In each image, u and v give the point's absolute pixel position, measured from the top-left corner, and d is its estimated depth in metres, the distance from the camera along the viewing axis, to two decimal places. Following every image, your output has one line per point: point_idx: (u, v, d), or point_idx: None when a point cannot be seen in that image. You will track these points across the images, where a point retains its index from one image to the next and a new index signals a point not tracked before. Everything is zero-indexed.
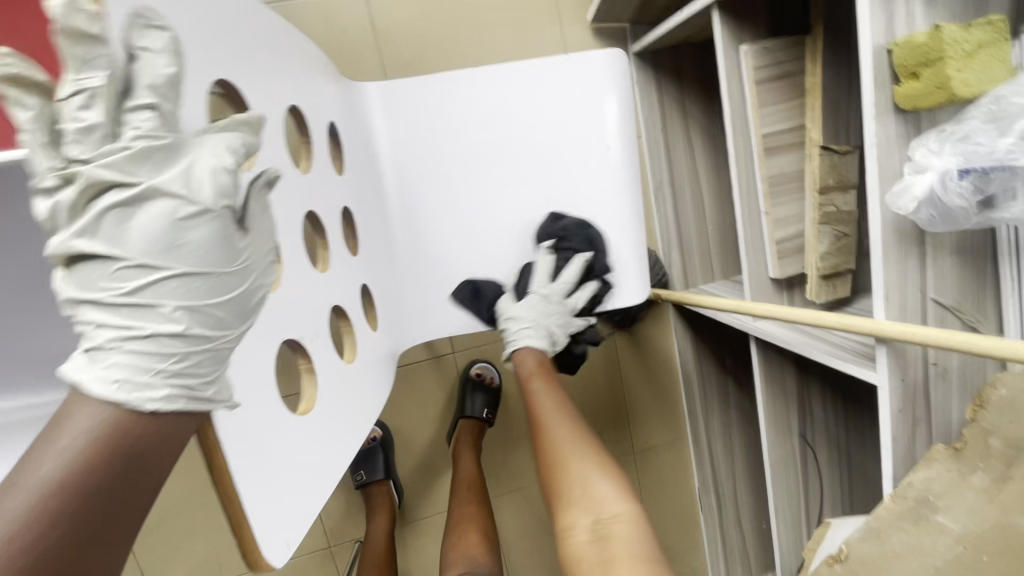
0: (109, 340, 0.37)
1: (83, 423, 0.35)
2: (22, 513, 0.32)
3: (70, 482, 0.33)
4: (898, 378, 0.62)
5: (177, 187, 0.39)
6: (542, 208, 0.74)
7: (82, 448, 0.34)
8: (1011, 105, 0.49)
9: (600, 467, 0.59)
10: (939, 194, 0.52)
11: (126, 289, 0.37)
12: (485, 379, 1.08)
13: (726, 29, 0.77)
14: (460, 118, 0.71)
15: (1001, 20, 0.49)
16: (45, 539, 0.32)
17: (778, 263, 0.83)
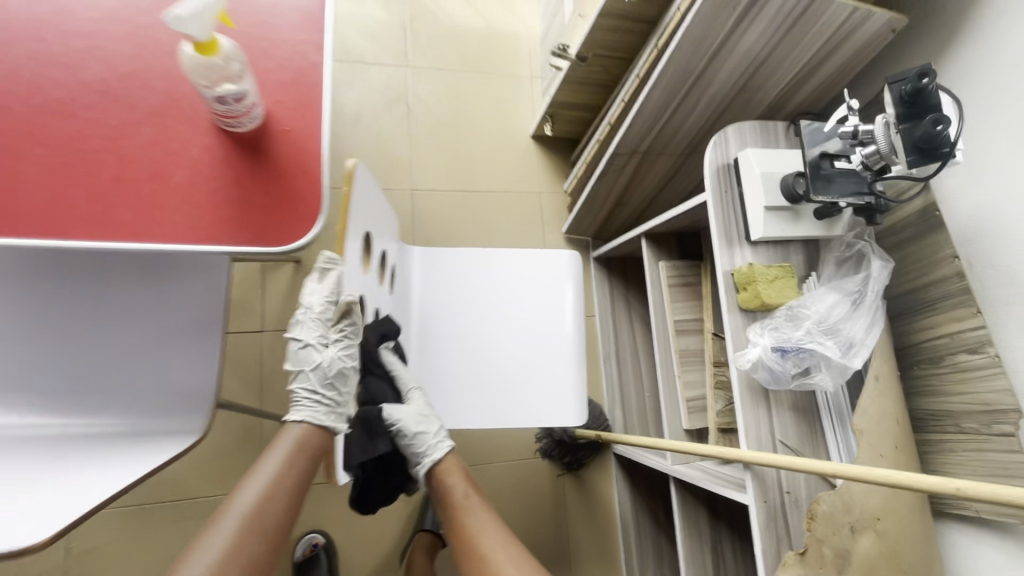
0: (296, 401, 0.72)
1: (286, 440, 0.68)
2: (269, 478, 0.64)
3: (289, 470, 0.66)
4: (762, 499, 0.83)
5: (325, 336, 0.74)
6: (518, 347, 0.98)
7: (287, 456, 0.67)
8: (798, 311, 0.83)
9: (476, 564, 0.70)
10: (766, 360, 0.81)
11: (303, 378, 0.73)
12: None
13: (649, 248, 1.17)
14: (469, 277, 1.00)
15: (788, 266, 0.87)
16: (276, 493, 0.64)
17: (689, 416, 1.09)
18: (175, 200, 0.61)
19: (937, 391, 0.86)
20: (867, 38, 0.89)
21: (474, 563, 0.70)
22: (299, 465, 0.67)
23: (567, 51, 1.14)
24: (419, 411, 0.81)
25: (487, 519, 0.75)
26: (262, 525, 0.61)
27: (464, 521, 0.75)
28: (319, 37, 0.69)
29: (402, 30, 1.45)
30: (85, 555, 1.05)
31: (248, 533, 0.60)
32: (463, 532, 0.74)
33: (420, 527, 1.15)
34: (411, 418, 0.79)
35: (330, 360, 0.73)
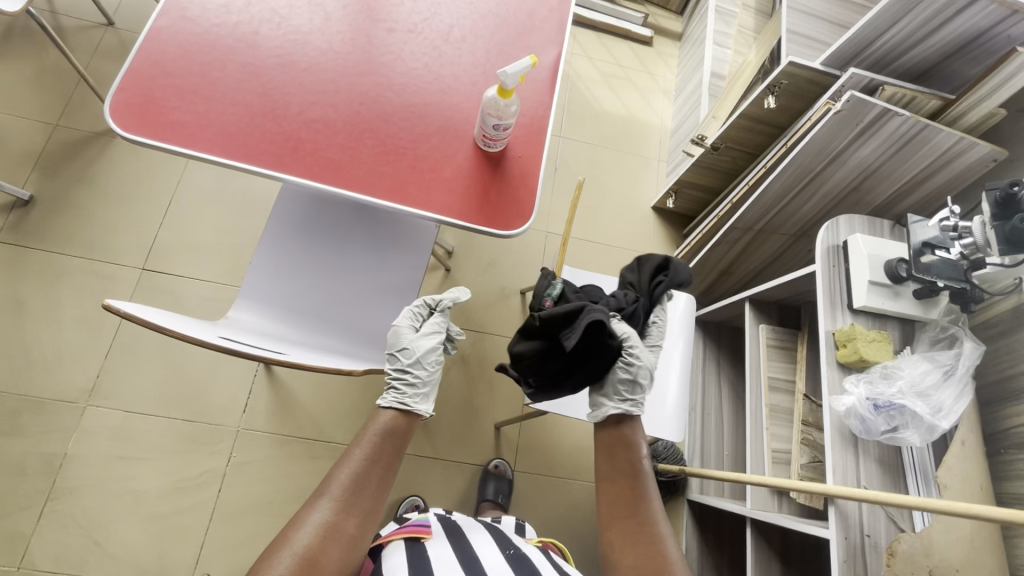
0: (392, 385, 0.93)
1: (378, 424, 0.87)
2: (365, 451, 0.83)
3: (377, 448, 0.85)
4: (843, 535, 0.92)
5: (422, 335, 0.98)
6: None
7: (377, 435, 0.86)
8: (892, 371, 0.95)
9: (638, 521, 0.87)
10: (857, 409, 0.94)
11: (400, 365, 0.94)
12: (500, 473, 1.35)
13: (752, 311, 1.33)
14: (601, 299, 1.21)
15: (886, 333, 1.00)
16: (372, 463, 0.82)
17: (773, 466, 1.18)
18: (444, 187, 0.88)
19: (1022, 475, 0.93)
20: (971, 164, 1.08)
21: (630, 511, 0.88)
22: (384, 444, 0.85)
23: (703, 141, 1.40)
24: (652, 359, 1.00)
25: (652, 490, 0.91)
26: (360, 491, 0.79)
27: (633, 475, 0.92)
28: (550, 99, 0.98)
29: (560, 110, 1.79)
30: (240, 468, 1.28)
31: (353, 497, 0.78)
32: (628, 488, 0.91)
33: (482, 497, 1.30)
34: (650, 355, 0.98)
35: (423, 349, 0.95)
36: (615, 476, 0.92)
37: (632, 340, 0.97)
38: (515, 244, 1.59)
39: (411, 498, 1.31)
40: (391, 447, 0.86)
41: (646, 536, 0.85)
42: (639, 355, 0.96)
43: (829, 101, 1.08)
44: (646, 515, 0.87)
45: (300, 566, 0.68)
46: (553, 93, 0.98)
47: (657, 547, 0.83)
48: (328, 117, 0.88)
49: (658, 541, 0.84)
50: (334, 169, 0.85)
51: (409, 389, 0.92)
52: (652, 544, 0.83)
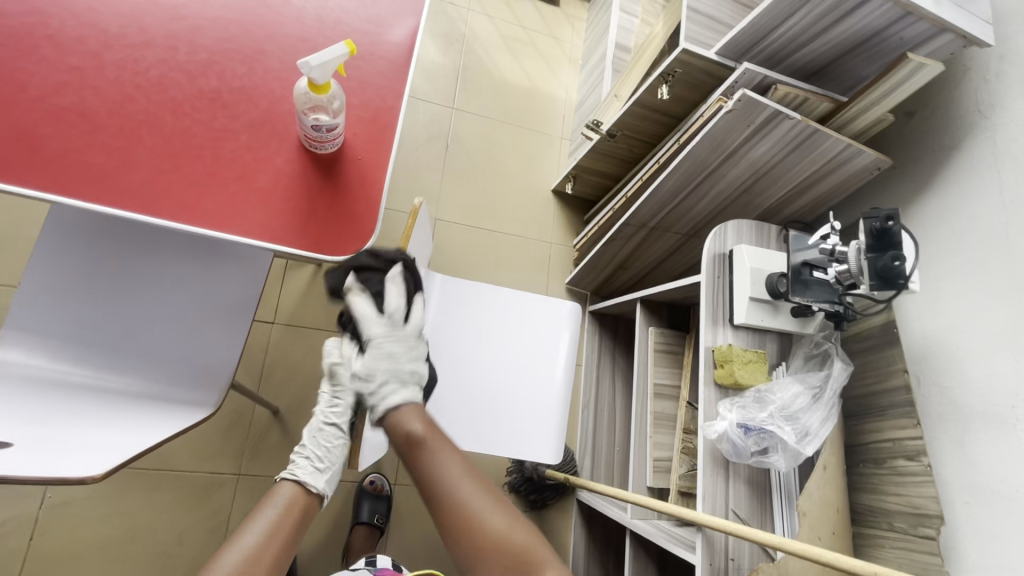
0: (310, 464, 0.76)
1: (279, 497, 0.72)
2: (259, 529, 0.67)
3: (278, 526, 0.68)
4: (708, 561, 0.90)
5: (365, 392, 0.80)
6: (509, 381, 1.06)
7: (279, 507, 0.70)
8: (765, 394, 0.93)
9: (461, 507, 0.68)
10: (730, 433, 0.90)
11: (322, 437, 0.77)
12: (376, 488, 1.25)
13: (642, 313, 1.27)
14: (478, 309, 1.09)
15: (761, 352, 0.97)
16: (264, 547, 0.65)
17: (654, 475, 1.16)
18: (253, 200, 0.70)
19: (875, 490, 0.95)
20: (856, 171, 1.04)
21: (451, 520, 0.68)
22: (288, 521, 0.69)
23: (599, 127, 1.28)
24: (394, 357, 0.76)
25: (461, 461, 0.72)
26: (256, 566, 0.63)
27: (430, 473, 0.70)
28: (400, 86, 0.80)
29: (455, 77, 1.59)
30: (57, 508, 1.08)
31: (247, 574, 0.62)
32: (429, 481, 0.70)
33: (355, 520, 1.19)
34: (381, 359, 0.75)
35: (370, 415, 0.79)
36: (426, 478, 0.71)
37: (367, 338, 0.75)
38: (399, 233, 1.42)
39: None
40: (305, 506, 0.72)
41: (486, 537, 0.66)
42: (347, 360, 0.77)
43: (721, 97, 0.98)
44: (470, 511, 0.68)
45: None
46: (405, 76, 0.81)
47: (506, 547, 0.66)
48: (86, 103, 0.66)
49: (486, 524, 0.67)
50: (93, 177, 0.64)
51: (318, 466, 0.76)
52: (491, 533, 0.66)
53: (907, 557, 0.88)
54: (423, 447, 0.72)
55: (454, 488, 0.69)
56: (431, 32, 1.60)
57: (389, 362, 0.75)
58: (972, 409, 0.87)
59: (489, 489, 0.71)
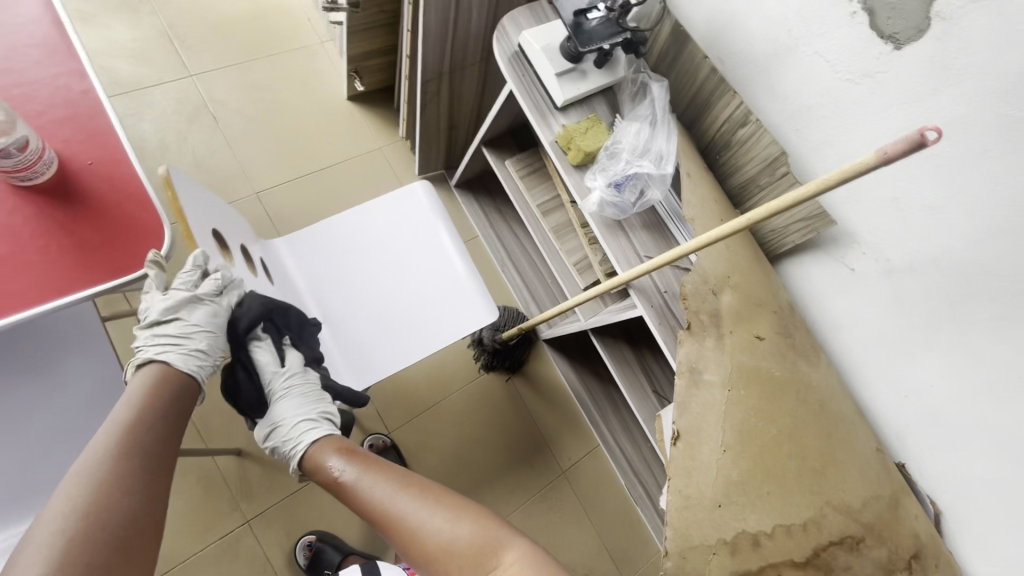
0: (164, 346, 0.78)
1: (74, 487, 0.64)
2: (56, 541, 0.60)
3: (86, 528, 0.62)
4: (648, 305, 1.01)
5: (207, 305, 0.81)
6: (414, 281, 1.06)
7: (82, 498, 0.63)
8: (614, 147, 0.98)
9: (418, 533, 0.75)
10: (606, 197, 0.97)
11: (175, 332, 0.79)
12: (378, 446, 1.28)
13: (491, 155, 1.29)
14: (338, 247, 1.05)
15: (594, 116, 1.00)
16: (75, 554, 0.60)
17: (582, 277, 1.24)
18: (9, 268, 0.60)
19: (737, 168, 1.06)
20: None
21: (392, 531, 0.76)
22: (106, 514, 0.63)
23: (338, 2, 1.15)
24: (301, 404, 0.87)
25: (401, 494, 0.79)
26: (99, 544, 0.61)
27: (361, 494, 0.79)
28: (75, 64, 0.67)
29: (166, 40, 1.35)
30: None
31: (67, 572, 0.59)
32: (379, 517, 0.78)
33: None
34: (288, 414, 0.86)
35: (204, 312, 0.81)
36: (370, 517, 0.78)
37: (270, 385, 0.88)
38: None
39: (303, 537, 1.18)
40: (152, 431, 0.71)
41: (435, 549, 0.73)
42: (274, 436, 0.87)
43: None
44: (414, 530, 0.75)
45: None
46: (74, 50, 0.67)
47: (455, 551, 0.73)
48: None
49: (436, 538, 0.74)
50: None
51: (187, 361, 0.79)
52: (443, 543, 0.74)
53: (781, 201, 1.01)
54: (343, 482, 0.81)
55: (390, 503, 0.78)
56: (103, 5, 1.32)
57: (297, 409, 0.86)
58: (766, 54, 0.96)
59: (429, 503, 0.78)
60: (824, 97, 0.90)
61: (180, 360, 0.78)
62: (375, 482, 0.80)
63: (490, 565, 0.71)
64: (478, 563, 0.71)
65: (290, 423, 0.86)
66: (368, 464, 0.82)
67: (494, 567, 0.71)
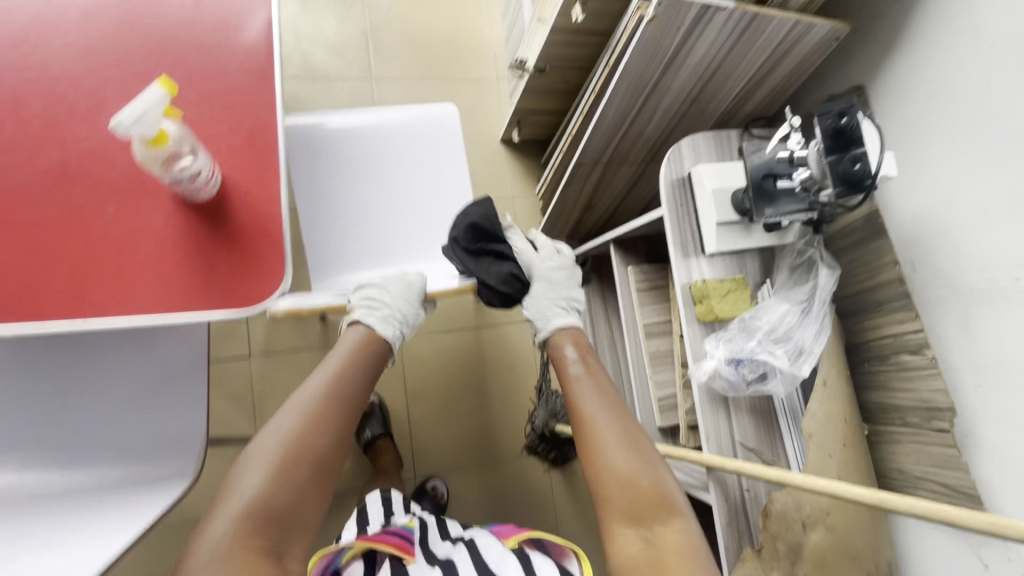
0: (365, 312, 0.77)
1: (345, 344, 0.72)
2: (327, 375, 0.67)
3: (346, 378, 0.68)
4: (723, 498, 0.89)
5: (403, 277, 0.83)
6: (389, 157, 1.06)
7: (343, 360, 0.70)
8: (751, 321, 0.87)
9: (611, 447, 0.65)
10: (720, 370, 0.86)
11: (373, 301, 0.78)
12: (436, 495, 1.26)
13: (617, 255, 1.20)
14: (323, 194, 1.02)
15: (740, 279, 0.90)
16: (338, 391, 0.66)
17: (661, 414, 1.14)
18: (144, 275, 0.64)
19: (885, 388, 0.92)
20: (811, 48, 0.91)
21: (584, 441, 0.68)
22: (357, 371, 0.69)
23: (526, 64, 1.14)
24: (552, 283, 0.89)
25: (610, 412, 0.69)
26: (336, 414, 0.64)
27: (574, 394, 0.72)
28: (269, 97, 0.70)
29: (363, 40, 1.42)
30: None
31: (331, 407, 0.64)
32: (578, 415, 0.70)
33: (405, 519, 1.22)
34: (535, 295, 0.87)
35: (403, 286, 0.82)
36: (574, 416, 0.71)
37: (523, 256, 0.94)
38: None
39: None
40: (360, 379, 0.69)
41: (613, 473, 0.63)
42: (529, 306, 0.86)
43: (640, 4, 0.85)
44: (600, 446, 0.66)
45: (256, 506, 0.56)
46: (270, 84, 0.70)
47: (629, 484, 0.62)
48: None
49: (616, 467, 0.63)
50: None
51: (386, 323, 0.76)
52: (633, 468, 0.63)
53: (925, 450, 0.86)
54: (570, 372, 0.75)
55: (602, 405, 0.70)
56: None
57: (547, 287, 0.88)
58: (973, 287, 0.80)
59: (620, 429, 0.67)
60: None
61: (378, 322, 0.75)
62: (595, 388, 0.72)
63: (659, 518, 0.60)
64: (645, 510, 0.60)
65: (541, 300, 0.86)
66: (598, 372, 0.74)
67: (659, 521, 0.60)
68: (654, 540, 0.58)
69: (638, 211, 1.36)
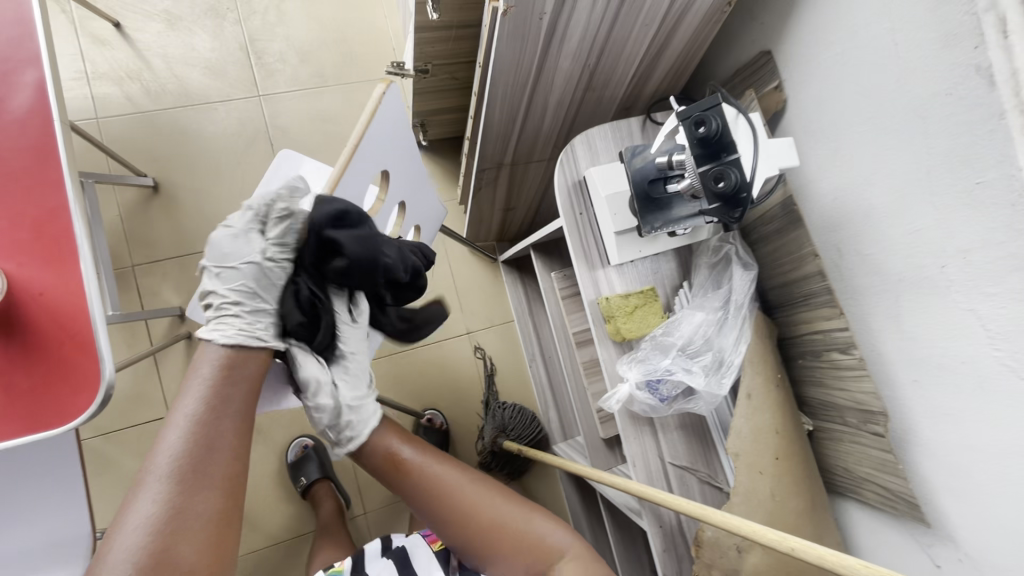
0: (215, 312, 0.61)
1: (213, 354, 0.59)
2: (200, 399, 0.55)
3: (214, 398, 0.56)
4: (657, 524, 0.83)
5: (256, 237, 0.63)
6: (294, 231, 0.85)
7: (214, 377, 0.57)
8: (665, 337, 0.79)
9: (495, 527, 0.72)
10: (636, 394, 0.78)
11: (221, 292, 0.61)
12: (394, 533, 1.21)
13: (540, 261, 1.12)
14: None
15: (650, 290, 0.82)
16: (212, 424, 0.55)
17: (603, 426, 1.07)
18: None
19: (822, 385, 0.84)
20: (705, 15, 0.79)
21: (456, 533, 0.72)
22: (231, 391, 0.57)
23: (404, 66, 1.01)
24: (359, 361, 0.71)
25: (467, 483, 0.75)
26: (213, 453, 0.54)
27: (436, 484, 0.73)
28: (54, 174, 0.61)
29: (244, 54, 1.29)
30: None
31: (205, 450, 0.54)
32: (450, 514, 0.72)
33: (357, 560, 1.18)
34: (351, 375, 0.69)
35: (261, 249, 0.62)
36: (436, 501, 0.73)
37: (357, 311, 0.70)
38: None
39: None
40: (236, 413, 0.57)
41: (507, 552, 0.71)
42: (343, 381, 0.67)
43: None
44: (487, 539, 0.71)
45: None
46: (55, 158, 0.61)
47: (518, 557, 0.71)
48: None
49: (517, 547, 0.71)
50: None
51: (236, 326, 0.60)
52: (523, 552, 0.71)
53: (865, 451, 0.79)
54: (404, 463, 0.73)
55: (432, 478, 0.73)
56: (190, 9, 1.28)
57: (351, 371, 0.70)
58: (899, 274, 0.70)
59: (479, 501, 0.73)
60: (963, 365, 0.65)
61: (227, 329, 0.60)
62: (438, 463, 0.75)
63: None
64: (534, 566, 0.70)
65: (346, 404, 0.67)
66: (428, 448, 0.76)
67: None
68: None
69: None
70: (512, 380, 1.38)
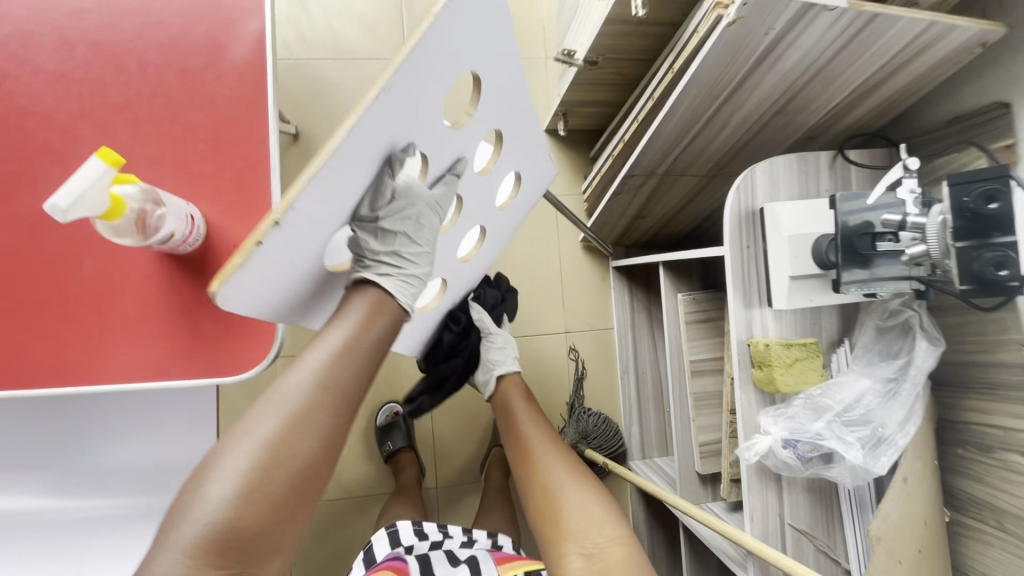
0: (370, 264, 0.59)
1: (360, 301, 0.57)
2: (351, 324, 0.56)
3: (371, 329, 0.57)
4: None
5: (403, 206, 0.58)
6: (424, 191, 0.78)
7: (367, 306, 0.57)
8: (820, 399, 0.73)
9: (567, 477, 0.77)
10: (775, 451, 0.73)
11: (373, 248, 0.59)
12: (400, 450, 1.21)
13: (668, 279, 1.07)
14: None
15: (812, 343, 0.75)
16: (361, 357, 0.55)
17: (701, 461, 1.03)
18: (126, 332, 0.59)
19: (980, 482, 0.76)
20: (946, 54, 0.70)
21: (537, 475, 0.79)
22: (376, 332, 0.57)
23: (574, 55, 0.97)
24: None
25: (525, 409, 0.91)
26: (346, 386, 0.54)
27: (516, 425, 0.87)
28: (261, 127, 0.61)
29: (398, 14, 1.28)
30: None
31: (341, 379, 0.54)
32: (522, 422, 0.87)
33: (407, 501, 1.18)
34: None
35: (409, 214, 0.59)
36: (527, 449, 0.83)
37: None
38: None
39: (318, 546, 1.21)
40: (375, 353, 0.57)
41: (567, 503, 0.73)
42: None
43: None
44: (554, 490, 0.75)
45: (248, 488, 0.46)
46: (264, 112, 0.61)
47: (587, 509, 0.72)
48: None
49: (571, 502, 0.73)
50: None
51: (404, 286, 0.60)
52: (583, 509, 0.72)
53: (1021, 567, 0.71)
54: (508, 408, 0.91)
55: (524, 431, 0.86)
56: None
57: None
58: None
59: (563, 458, 0.81)
60: None
61: (396, 284, 0.60)
62: (524, 414, 0.89)
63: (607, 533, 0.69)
64: (604, 513, 0.71)
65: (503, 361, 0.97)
66: (530, 398, 0.93)
67: (608, 532, 0.69)
68: (600, 555, 0.66)
69: (696, 223, 1.19)
70: (600, 388, 1.35)
